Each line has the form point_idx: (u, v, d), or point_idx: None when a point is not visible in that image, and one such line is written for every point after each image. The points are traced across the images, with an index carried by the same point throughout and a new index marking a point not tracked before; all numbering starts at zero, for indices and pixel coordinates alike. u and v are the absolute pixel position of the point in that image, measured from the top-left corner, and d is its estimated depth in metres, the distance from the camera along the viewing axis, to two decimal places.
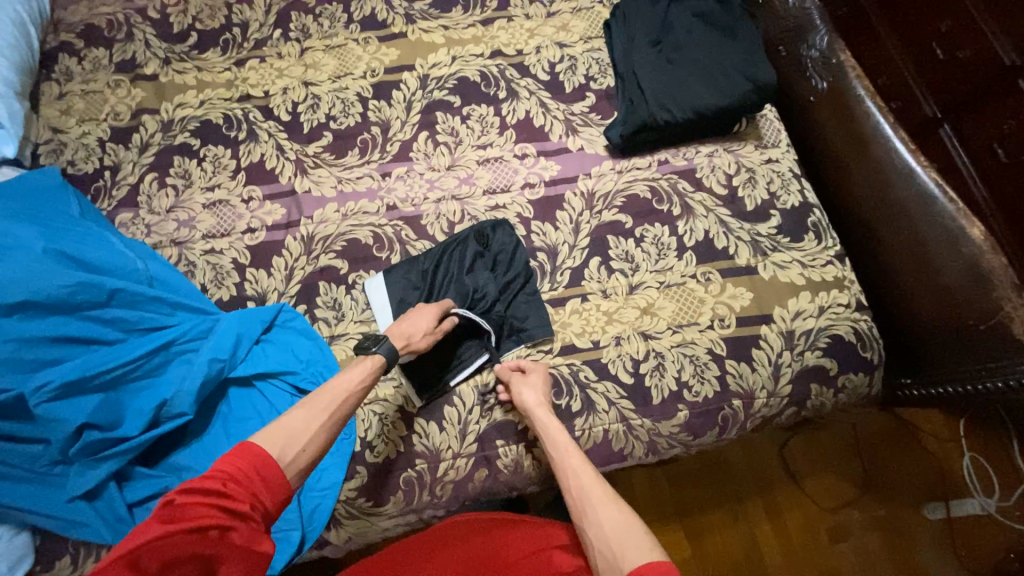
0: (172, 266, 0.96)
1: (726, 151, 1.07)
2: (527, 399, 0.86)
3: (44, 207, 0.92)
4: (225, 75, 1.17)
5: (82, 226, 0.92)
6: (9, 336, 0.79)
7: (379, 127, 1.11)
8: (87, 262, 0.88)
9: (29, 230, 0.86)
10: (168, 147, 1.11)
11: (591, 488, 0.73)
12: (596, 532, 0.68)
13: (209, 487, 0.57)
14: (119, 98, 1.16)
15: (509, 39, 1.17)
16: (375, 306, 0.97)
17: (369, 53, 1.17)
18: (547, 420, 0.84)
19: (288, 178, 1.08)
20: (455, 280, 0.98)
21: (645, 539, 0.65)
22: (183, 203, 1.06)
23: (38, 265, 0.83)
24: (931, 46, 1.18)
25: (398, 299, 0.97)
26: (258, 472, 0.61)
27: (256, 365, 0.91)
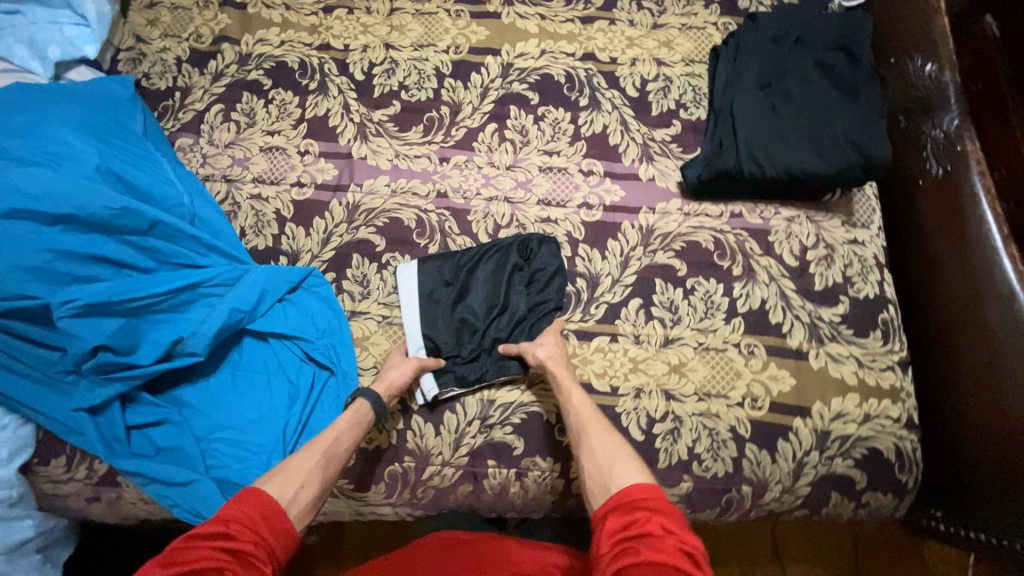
0: (216, 206, 0.96)
1: (808, 220, 0.98)
2: (552, 356, 0.86)
3: (110, 119, 0.93)
4: (310, 20, 1.15)
5: (141, 147, 0.93)
6: (45, 245, 0.79)
7: (449, 108, 1.07)
8: (135, 186, 0.88)
9: (88, 142, 0.87)
10: (239, 82, 1.11)
11: (588, 422, 0.76)
12: (589, 459, 0.70)
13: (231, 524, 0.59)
14: (204, 21, 1.16)
15: (605, 44, 1.09)
16: (403, 291, 0.94)
17: (457, 28, 1.11)
18: (568, 378, 0.84)
19: (347, 141, 1.05)
20: (489, 289, 0.94)
21: (635, 466, 0.66)
22: (241, 142, 1.06)
23: (89, 182, 0.84)
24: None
25: (428, 291, 0.94)
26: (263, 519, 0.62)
27: (275, 325, 0.91)
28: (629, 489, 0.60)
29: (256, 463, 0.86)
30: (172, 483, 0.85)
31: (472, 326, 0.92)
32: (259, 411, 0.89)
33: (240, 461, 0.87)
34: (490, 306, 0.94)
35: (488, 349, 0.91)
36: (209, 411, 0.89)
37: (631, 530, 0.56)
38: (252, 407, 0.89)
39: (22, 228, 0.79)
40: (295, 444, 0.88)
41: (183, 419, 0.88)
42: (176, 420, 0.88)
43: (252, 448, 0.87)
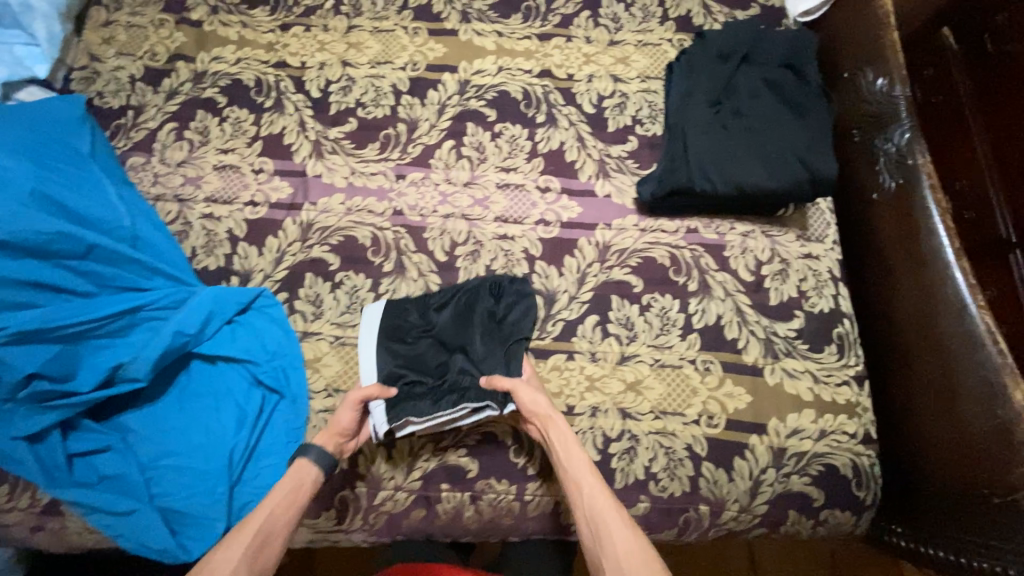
0: (161, 226, 0.94)
1: (763, 235, 0.98)
2: (540, 406, 0.82)
3: (53, 140, 0.91)
4: (268, 37, 1.14)
5: (85, 168, 0.92)
6: None
7: (406, 125, 1.06)
8: (78, 211, 0.88)
9: (25, 167, 0.86)
10: (193, 100, 1.10)
11: (599, 503, 0.74)
12: (608, 554, 0.71)
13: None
14: (160, 39, 1.15)
15: (562, 61, 1.10)
16: (367, 333, 0.90)
17: (415, 45, 1.11)
18: (563, 439, 0.80)
19: (302, 158, 1.04)
20: (458, 325, 0.91)
21: (654, 566, 0.69)
22: (194, 161, 1.04)
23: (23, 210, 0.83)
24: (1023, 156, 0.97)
25: (394, 331, 0.90)
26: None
27: (222, 347, 0.89)
28: None
29: (202, 490, 0.84)
30: (115, 512, 0.82)
31: (436, 359, 0.89)
32: (206, 435, 0.86)
33: (185, 487, 0.84)
34: (458, 340, 0.90)
35: (445, 383, 0.87)
36: (153, 436, 0.86)
37: None
38: (198, 432, 0.86)
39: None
40: (242, 470, 0.86)
41: (127, 445, 0.85)
42: (120, 446, 0.85)
43: (197, 475, 0.84)
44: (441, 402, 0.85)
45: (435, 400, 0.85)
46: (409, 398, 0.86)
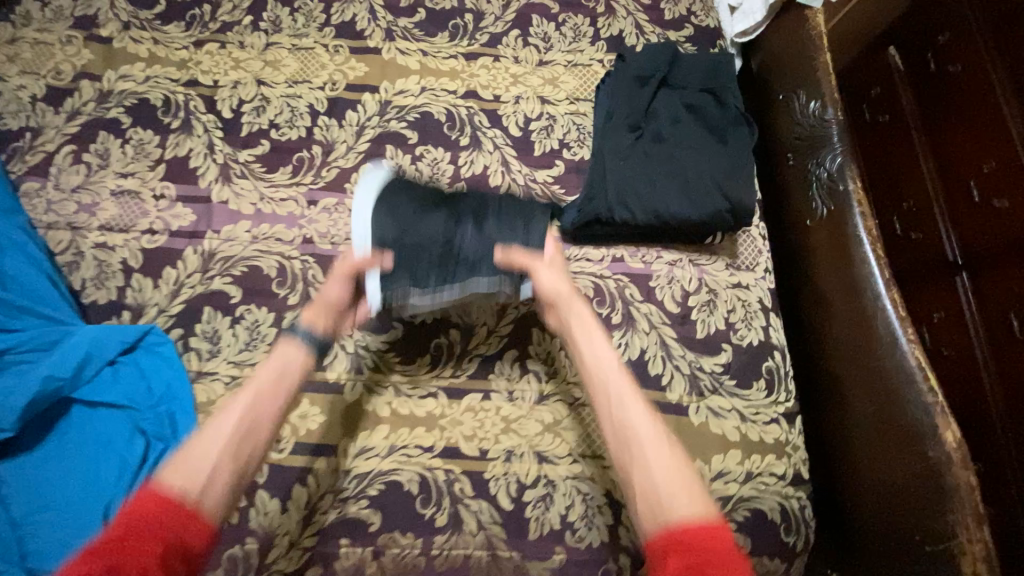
0: (37, 258, 0.88)
1: (690, 263, 0.94)
2: (559, 289, 0.79)
3: None
4: (180, 54, 1.08)
5: None
6: None
7: (322, 148, 1.00)
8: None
9: None
10: (96, 121, 1.03)
11: (635, 419, 0.68)
12: (642, 476, 0.64)
13: (126, 530, 0.57)
14: (66, 56, 1.08)
15: (489, 81, 1.05)
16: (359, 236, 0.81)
17: (335, 63, 1.06)
18: (582, 322, 0.77)
19: (208, 182, 0.98)
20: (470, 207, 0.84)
21: (697, 488, 0.63)
22: (91, 185, 0.98)
23: None
24: (967, 185, 0.89)
25: (389, 234, 0.80)
26: (172, 500, 0.60)
27: (103, 390, 0.83)
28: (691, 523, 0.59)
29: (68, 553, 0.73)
30: None
31: (438, 246, 0.80)
32: (83, 489, 0.77)
33: (51, 552, 0.74)
34: (468, 210, 0.84)
35: (452, 252, 0.80)
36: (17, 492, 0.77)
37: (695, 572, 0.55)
38: (70, 486, 0.78)
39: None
40: None
41: None
42: None
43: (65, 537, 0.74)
44: (456, 239, 0.81)
45: (442, 267, 0.80)
46: (412, 268, 0.80)
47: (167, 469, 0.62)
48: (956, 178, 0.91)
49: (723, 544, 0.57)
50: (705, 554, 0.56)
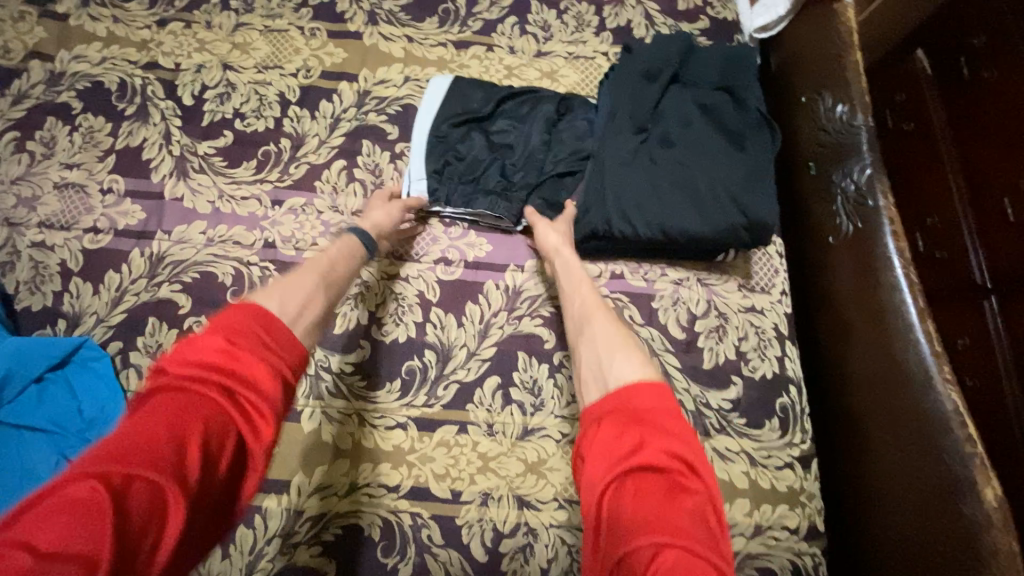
0: None
1: (698, 283, 0.84)
2: (549, 241, 0.77)
3: None
4: (141, 34, 0.97)
5: None
6: None
7: (291, 141, 0.90)
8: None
9: None
10: (44, 105, 0.93)
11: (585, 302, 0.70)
12: (587, 346, 0.64)
13: (209, 360, 0.49)
14: (16, 33, 0.98)
15: (480, 73, 0.95)
16: (424, 111, 0.89)
17: (311, 48, 0.96)
18: (564, 266, 0.75)
19: (162, 177, 0.87)
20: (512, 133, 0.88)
21: (638, 357, 0.60)
22: (32, 177, 0.88)
23: None
24: (1001, 203, 0.71)
25: (440, 131, 0.88)
26: (270, 313, 0.56)
27: (26, 410, 0.73)
28: (637, 393, 0.54)
29: None
30: None
31: (475, 157, 0.87)
32: None
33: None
34: (503, 141, 0.88)
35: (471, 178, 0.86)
36: None
37: (635, 458, 0.48)
38: None
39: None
40: None
41: None
42: None
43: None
44: (473, 204, 0.85)
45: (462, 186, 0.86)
46: (451, 152, 0.87)
47: (259, 292, 0.59)
48: (988, 193, 0.73)
49: (674, 419, 0.52)
50: (654, 413, 0.52)
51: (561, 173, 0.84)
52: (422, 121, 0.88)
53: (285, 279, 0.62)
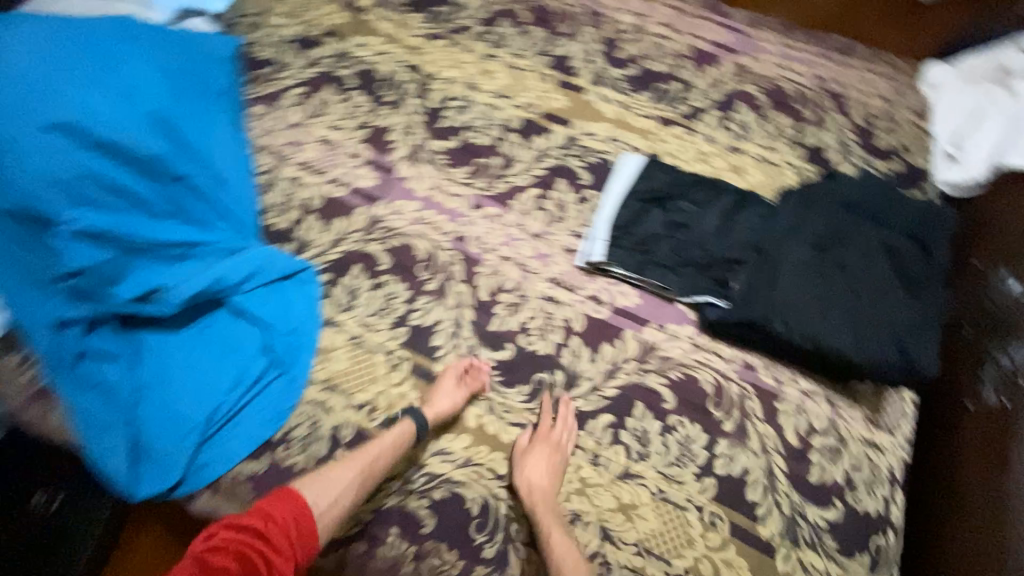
0: (245, 178, 1.03)
1: (826, 400, 0.89)
2: (552, 459, 0.82)
3: (198, 77, 1.07)
4: (414, 42, 1.23)
5: (206, 107, 1.05)
6: (85, 166, 0.88)
7: (501, 160, 1.08)
8: (181, 141, 0.99)
9: (164, 92, 1.00)
10: (327, 74, 1.18)
11: (567, 548, 0.76)
12: None
13: (250, 523, 0.71)
14: (325, 16, 1.26)
15: (675, 150, 1.09)
16: (619, 173, 1.02)
17: (539, 89, 1.15)
18: (547, 521, 0.78)
19: (397, 158, 1.08)
20: (693, 212, 0.99)
21: None
22: (304, 126, 1.11)
23: (144, 128, 0.95)
24: None
25: (630, 191, 1.00)
26: (302, 511, 0.74)
27: (249, 305, 0.93)
28: None
29: (179, 430, 0.85)
30: (100, 426, 0.84)
31: (651, 223, 0.97)
32: (200, 382, 0.87)
33: (163, 421, 0.85)
34: (682, 215, 0.99)
35: (642, 239, 0.96)
36: (152, 360, 0.88)
37: None
38: (197, 374, 0.88)
39: (70, 149, 0.88)
40: (217, 428, 0.86)
41: (132, 362, 0.88)
42: (127, 361, 0.87)
43: (183, 417, 0.85)
44: (643, 272, 0.94)
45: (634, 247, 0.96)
46: (631, 211, 0.98)
47: (304, 480, 0.77)
48: None
49: None
50: None
51: (730, 258, 0.93)
52: (616, 190, 1.01)
53: (327, 471, 0.78)
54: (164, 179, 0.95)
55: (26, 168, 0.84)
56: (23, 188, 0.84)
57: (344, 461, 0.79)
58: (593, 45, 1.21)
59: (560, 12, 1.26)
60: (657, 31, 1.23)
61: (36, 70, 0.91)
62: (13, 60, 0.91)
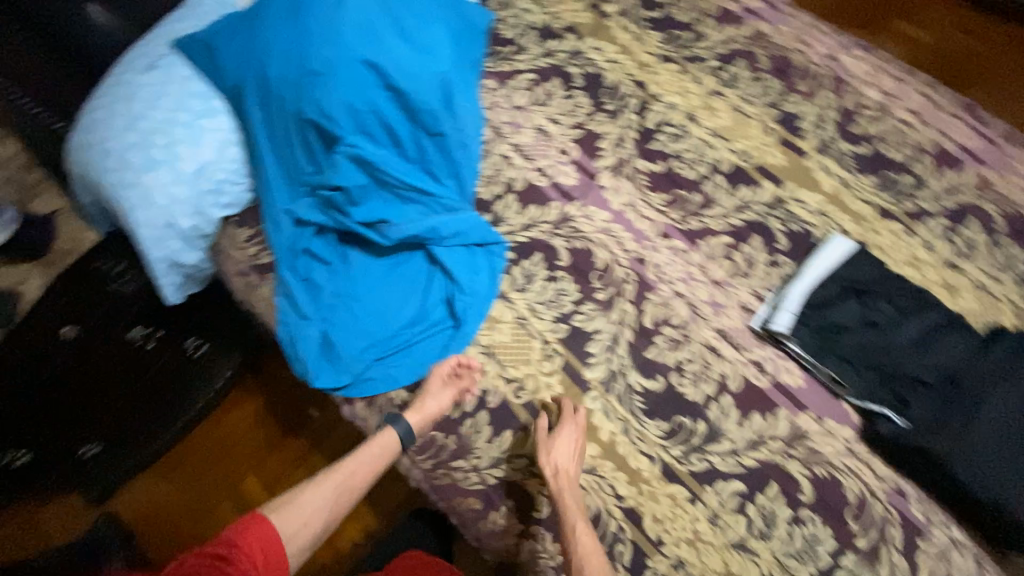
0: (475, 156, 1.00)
1: (977, 561, 0.83)
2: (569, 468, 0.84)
3: (466, 41, 1.03)
4: (646, 59, 1.26)
5: (466, 74, 1.00)
6: (373, 99, 0.93)
7: (702, 198, 1.09)
8: (451, 103, 0.96)
9: (448, 49, 0.98)
10: (558, 67, 1.24)
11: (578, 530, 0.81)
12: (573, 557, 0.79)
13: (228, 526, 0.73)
14: (570, 11, 1.32)
15: (886, 245, 1.04)
16: (826, 252, 0.99)
17: (760, 140, 1.14)
18: (573, 502, 0.83)
19: (602, 166, 1.13)
20: (893, 316, 0.94)
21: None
22: (527, 111, 1.19)
23: (425, 78, 0.94)
24: None
25: (832, 274, 0.97)
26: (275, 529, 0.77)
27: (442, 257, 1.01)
28: None
29: (361, 342, 0.97)
30: (302, 313, 0.98)
31: (846, 313, 0.94)
32: (387, 308, 0.99)
33: (347, 330, 0.97)
34: (878, 315, 0.95)
35: (832, 324, 0.93)
36: (353, 277, 1.00)
37: None
38: (387, 301, 0.99)
39: (370, 85, 0.92)
40: (389, 352, 0.97)
41: (339, 271, 1.00)
42: (336, 268, 1.01)
43: (365, 333, 0.97)
44: (820, 359, 0.92)
45: (818, 330, 0.93)
46: (827, 293, 0.95)
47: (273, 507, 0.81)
48: None
49: None
50: None
51: (917, 379, 0.89)
52: (817, 269, 0.97)
53: (305, 488, 0.84)
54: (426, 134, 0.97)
55: (336, 92, 0.91)
56: (326, 107, 0.91)
57: (322, 476, 0.86)
58: (829, 110, 1.16)
59: (803, 68, 1.22)
60: (904, 114, 1.15)
61: (365, 3, 0.94)
62: None
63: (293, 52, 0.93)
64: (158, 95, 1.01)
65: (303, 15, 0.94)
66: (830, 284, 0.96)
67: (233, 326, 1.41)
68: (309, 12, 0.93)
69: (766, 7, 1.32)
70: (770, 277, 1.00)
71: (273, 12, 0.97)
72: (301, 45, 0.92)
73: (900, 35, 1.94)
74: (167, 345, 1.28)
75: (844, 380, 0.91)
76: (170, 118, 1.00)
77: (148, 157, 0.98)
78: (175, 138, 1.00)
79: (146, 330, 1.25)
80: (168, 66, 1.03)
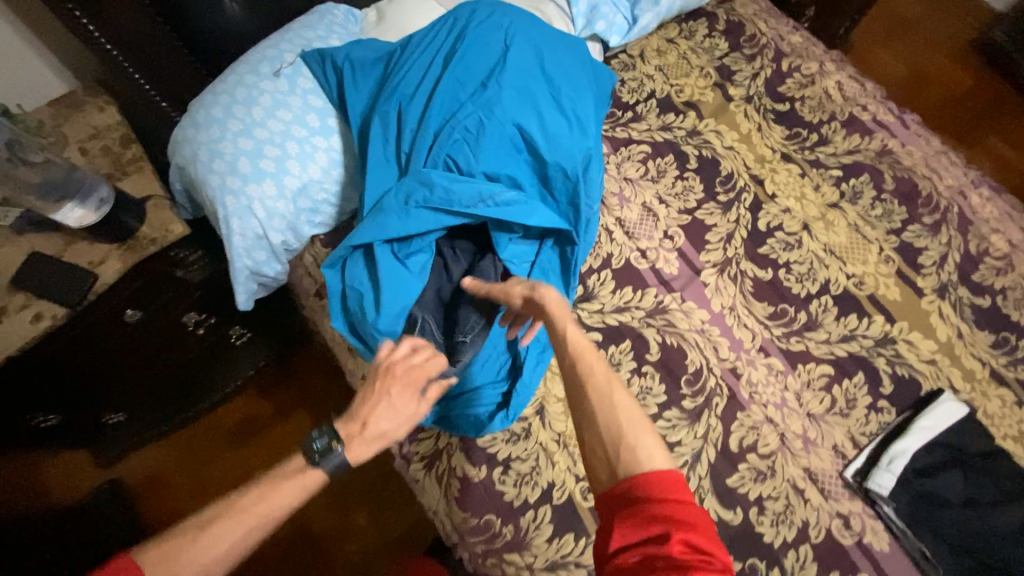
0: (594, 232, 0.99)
1: None
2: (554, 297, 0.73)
3: (597, 118, 1.03)
4: (766, 152, 1.20)
5: (597, 151, 0.99)
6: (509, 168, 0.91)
7: (806, 319, 1.04)
8: (584, 180, 0.96)
9: (587, 127, 0.97)
10: (673, 143, 1.19)
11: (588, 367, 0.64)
12: (601, 407, 0.61)
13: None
14: (695, 84, 1.26)
15: (993, 413, 0.98)
16: (936, 413, 0.94)
17: (876, 268, 1.08)
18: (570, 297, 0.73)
19: (707, 262, 1.08)
20: (998, 500, 0.88)
21: (656, 435, 0.59)
22: (636, 186, 1.15)
23: (563, 154, 0.93)
24: None
25: (935, 438, 0.92)
26: None
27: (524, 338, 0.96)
28: (659, 479, 0.55)
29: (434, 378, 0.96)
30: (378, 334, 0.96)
31: (943, 486, 0.90)
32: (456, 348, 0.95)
33: None
34: (982, 494, 0.89)
35: (926, 494, 0.89)
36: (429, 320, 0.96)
37: None
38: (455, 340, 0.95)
39: (510, 153, 0.92)
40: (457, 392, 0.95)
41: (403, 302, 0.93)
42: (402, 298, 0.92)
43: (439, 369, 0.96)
44: (911, 528, 0.88)
45: (914, 499, 0.89)
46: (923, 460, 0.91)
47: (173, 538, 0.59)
48: None
49: None
50: None
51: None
52: (923, 432, 0.92)
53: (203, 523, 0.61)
54: (551, 203, 0.96)
55: (476, 154, 0.89)
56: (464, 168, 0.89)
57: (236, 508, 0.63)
58: (953, 251, 1.10)
59: (929, 197, 1.14)
60: None
61: (517, 72, 0.93)
62: (506, 54, 0.94)
63: (440, 106, 0.91)
64: (277, 105, 0.97)
65: (455, 71, 0.93)
66: (929, 450, 0.91)
67: (276, 322, 1.39)
68: (461, 73, 0.93)
69: (896, 120, 1.23)
70: (865, 423, 0.96)
71: (421, 63, 0.97)
72: (448, 102, 0.91)
73: (992, 153, 1.85)
74: (214, 331, 1.24)
75: (935, 559, 0.86)
76: (287, 132, 0.97)
77: (257, 167, 0.95)
78: (288, 153, 0.96)
79: (199, 316, 1.19)
80: (292, 76, 1.00)
